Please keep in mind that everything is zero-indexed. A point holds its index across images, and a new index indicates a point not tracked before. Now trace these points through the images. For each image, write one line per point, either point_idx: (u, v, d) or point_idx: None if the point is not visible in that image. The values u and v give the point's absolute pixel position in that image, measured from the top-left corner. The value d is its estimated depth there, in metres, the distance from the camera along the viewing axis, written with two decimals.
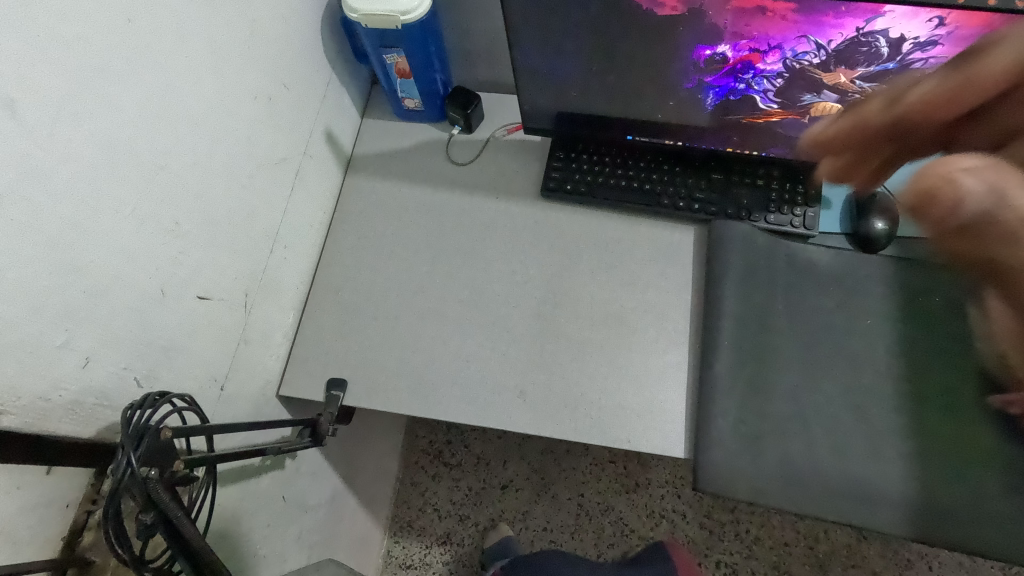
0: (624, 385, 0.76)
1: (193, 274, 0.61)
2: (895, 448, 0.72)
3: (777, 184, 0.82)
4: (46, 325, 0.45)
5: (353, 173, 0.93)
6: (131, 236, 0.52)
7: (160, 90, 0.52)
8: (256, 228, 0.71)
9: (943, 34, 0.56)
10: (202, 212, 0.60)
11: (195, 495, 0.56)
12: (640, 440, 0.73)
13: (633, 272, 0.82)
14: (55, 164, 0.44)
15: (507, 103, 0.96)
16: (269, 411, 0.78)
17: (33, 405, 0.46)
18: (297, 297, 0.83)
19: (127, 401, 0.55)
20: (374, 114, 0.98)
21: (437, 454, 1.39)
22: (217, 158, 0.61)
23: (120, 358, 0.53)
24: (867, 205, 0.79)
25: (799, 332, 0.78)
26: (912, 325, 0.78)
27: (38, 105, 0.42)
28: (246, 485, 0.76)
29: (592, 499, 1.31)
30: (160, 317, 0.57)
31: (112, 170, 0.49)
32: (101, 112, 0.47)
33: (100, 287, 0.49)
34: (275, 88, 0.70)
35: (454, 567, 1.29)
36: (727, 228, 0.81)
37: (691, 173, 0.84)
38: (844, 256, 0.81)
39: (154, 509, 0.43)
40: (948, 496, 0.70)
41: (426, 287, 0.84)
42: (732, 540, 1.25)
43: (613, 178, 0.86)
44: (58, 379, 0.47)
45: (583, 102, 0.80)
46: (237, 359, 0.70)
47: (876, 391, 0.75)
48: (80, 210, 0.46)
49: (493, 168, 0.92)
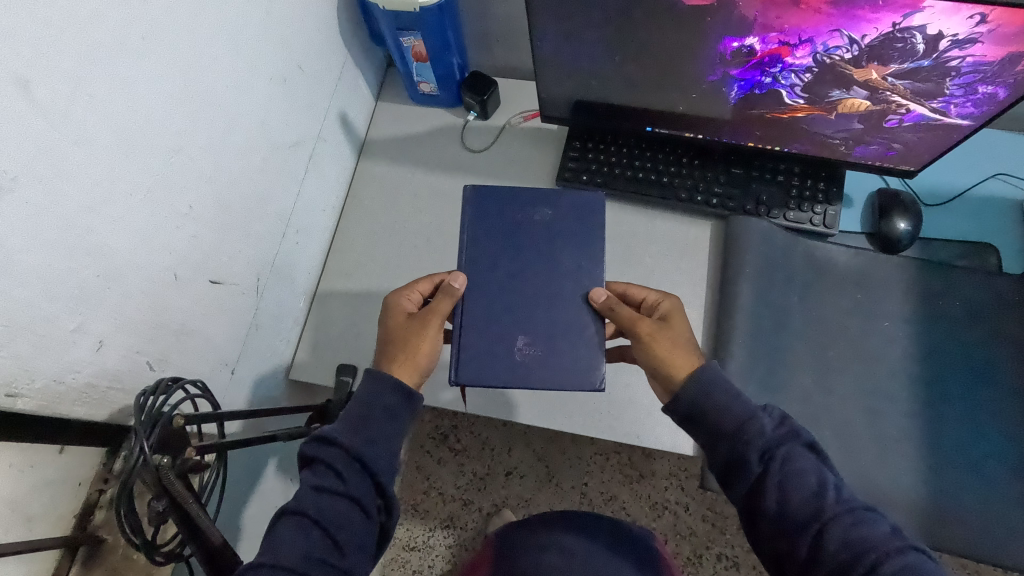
0: (634, 380, 0.75)
1: (206, 258, 0.60)
2: (906, 453, 0.72)
3: (798, 180, 0.80)
4: (59, 310, 0.45)
5: (366, 157, 0.92)
6: (145, 219, 0.51)
7: (175, 70, 0.51)
8: (268, 211, 0.70)
9: (984, 31, 0.54)
10: (214, 195, 0.59)
11: (207, 479, 0.57)
12: (648, 436, 0.73)
13: (648, 266, 0.81)
14: (70, 146, 0.43)
15: (524, 88, 0.94)
16: (279, 394, 0.79)
17: (46, 389, 0.46)
18: (309, 282, 0.83)
19: (139, 384, 0.55)
20: (389, 97, 0.96)
21: (443, 438, 1.39)
22: (230, 141, 0.61)
23: (132, 342, 0.53)
24: (891, 204, 0.78)
25: (814, 333, 0.77)
26: (931, 329, 0.76)
27: (53, 85, 0.41)
28: (254, 467, 0.77)
29: (597, 488, 1.32)
30: (173, 301, 0.57)
31: (126, 152, 0.48)
32: (115, 93, 0.46)
33: (114, 271, 0.49)
34: (290, 69, 0.69)
35: (457, 550, 1.30)
36: (745, 224, 0.79)
37: (711, 167, 0.82)
38: (864, 257, 0.79)
39: (165, 496, 0.43)
40: (961, 502, 0.69)
41: (438, 275, 0.84)
42: (734, 534, 1.26)
43: (631, 171, 0.84)
44: (72, 363, 0.47)
45: (602, 91, 0.78)
46: (248, 344, 0.70)
47: (889, 395, 0.74)
48: (94, 193, 0.46)
49: (508, 155, 0.90)
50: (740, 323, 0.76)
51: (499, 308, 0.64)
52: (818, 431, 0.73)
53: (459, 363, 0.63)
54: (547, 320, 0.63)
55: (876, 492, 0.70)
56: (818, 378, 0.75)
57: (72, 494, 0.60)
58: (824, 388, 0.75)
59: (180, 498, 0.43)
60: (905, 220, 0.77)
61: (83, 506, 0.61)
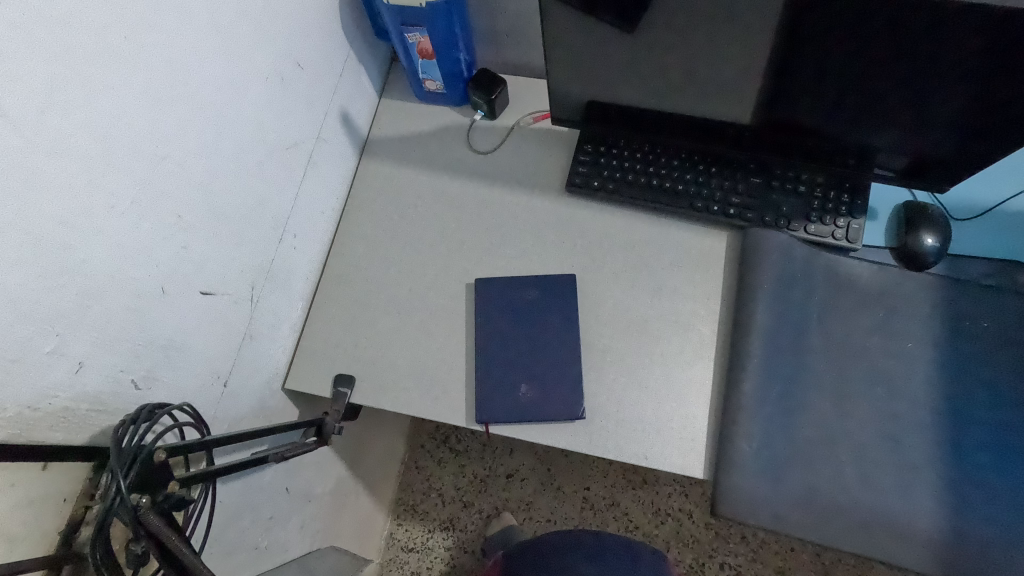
0: (644, 399, 0.72)
1: (197, 268, 0.57)
2: (928, 481, 0.69)
3: (820, 191, 0.77)
4: (34, 332, 0.42)
5: (368, 157, 0.89)
6: (129, 232, 0.48)
7: (162, 73, 0.48)
8: (264, 216, 0.67)
9: None
10: (205, 203, 0.56)
11: (192, 509, 0.55)
12: (658, 457, 0.69)
13: (660, 277, 0.77)
14: (45, 157, 0.40)
15: (534, 87, 0.90)
16: (274, 405, 0.76)
17: (20, 416, 0.43)
18: (306, 288, 0.80)
19: (124, 404, 0.52)
20: (392, 94, 0.93)
21: (443, 440, 1.37)
22: (224, 146, 0.57)
23: (115, 361, 0.50)
24: (919, 217, 0.74)
25: (834, 351, 0.73)
26: (955, 351, 0.73)
27: (25, 92, 0.38)
28: (247, 479, 0.74)
29: (598, 493, 1.29)
30: (162, 315, 0.54)
31: (109, 161, 0.45)
32: (95, 98, 0.43)
33: (95, 288, 0.46)
34: (288, 68, 0.65)
35: (455, 553, 1.28)
36: (765, 236, 0.75)
37: (728, 176, 0.79)
38: (888, 273, 0.76)
39: (144, 536, 0.42)
40: (983, 534, 0.66)
41: (441, 283, 0.80)
42: (737, 543, 1.21)
43: (645, 177, 0.80)
44: (48, 387, 0.44)
45: (618, 91, 0.74)
46: (241, 355, 0.67)
47: (911, 420, 0.71)
48: (73, 206, 0.43)
49: (516, 157, 0.87)
50: (757, 340, 0.72)
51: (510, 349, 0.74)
52: (837, 457, 0.69)
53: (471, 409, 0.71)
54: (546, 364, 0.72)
55: (894, 520, 0.67)
56: (835, 400, 0.72)
57: (56, 512, 0.52)
58: (843, 410, 0.71)
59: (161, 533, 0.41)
60: (933, 236, 0.73)
61: (68, 524, 0.52)
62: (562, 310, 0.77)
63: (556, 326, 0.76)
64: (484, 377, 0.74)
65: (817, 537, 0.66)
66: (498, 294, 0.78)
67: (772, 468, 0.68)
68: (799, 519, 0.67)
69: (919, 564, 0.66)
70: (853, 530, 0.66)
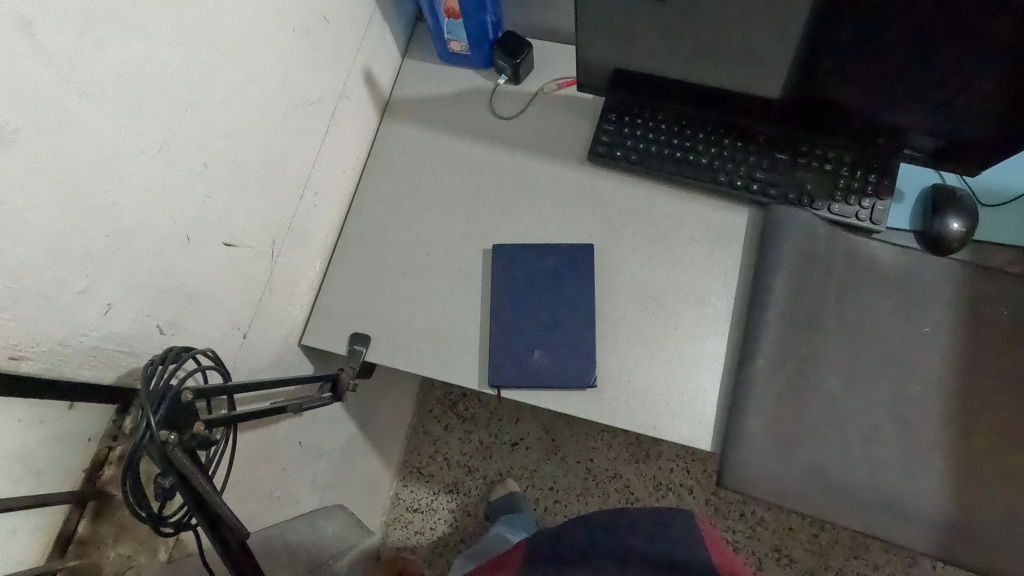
0: (655, 370, 0.72)
1: (220, 220, 0.57)
2: (935, 466, 0.69)
3: (847, 170, 0.75)
4: (68, 270, 0.43)
5: (389, 117, 0.88)
6: (157, 178, 0.48)
7: (194, 16, 0.48)
8: (287, 171, 0.67)
9: None
10: (231, 153, 0.56)
11: (214, 452, 0.57)
12: (666, 429, 0.70)
13: (678, 252, 0.77)
14: (78, 95, 0.40)
15: (560, 53, 0.89)
16: (291, 360, 0.77)
17: (51, 352, 0.45)
18: (324, 247, 0.80)
19: (150, 347, 0.54)
20: (415, 54, 0.91)
21: (451, 405, 1.38)
22: (249, 97, 0.57)
23: (142, 306, 0.51)
24: (947, 202, 0.74)
25: (850, 334, 0.73)
26: (973, 339, 0.73)
27: (59, 29, 0.38)
28: (262, 430, 0.76)
29: (602, 464, 1.30)
30: (186, 264, 0.55)
31: (139, 105, 0.45)
32: (131, 40, 0.43)
33: (124, 232, 0.47)
34: (314, 20, 0.64)
35: (458, 516, 1.31)
36: (787, 214, 0.75)
37: (754, 150, 0.78)
38: (910, 256, 0.75)
39: (172, 473, 0.43)
40: (984, 519, 0.67)
41: (457, 248, 0.81)
42: (736, 520, 1.23)
43: (669, 149, 0.79)
44: (78, 326, 0.46)
45: (646, 60, 0.73)
46: (261, 308, 0.68)
47: (923, 405, 0.71)
48: (104, 149, 0.43)
49: (539, 124, 0.86)
50: (771, 317, 0.72)
51: (526, 313, 0.76)
52: (845, 438, 0.69)
53: (491, 367, 0.74)
54: (554, 332, 0.75)
55: (899, 501, 0.68)
56: (848, 381, 0.71)
57: (81, 450, 0.56)
58: (854, 391, 0.71)
59: (185, 471, 0.43)
60: (958, 220, 0.73)
61: (92, 462, 0.56)
62: (577, 279, 0.77)
63: (569, 295, 0.76)
64: (497, 343, 0.75)
65: (819, 512, 0.67)
66: (511, 261, 0.78)
67: (778, 444, 0.69)
68: (803, 494, 0.67)
69: (919, 545, 0.67)
70: (857, 509, 0.67)
